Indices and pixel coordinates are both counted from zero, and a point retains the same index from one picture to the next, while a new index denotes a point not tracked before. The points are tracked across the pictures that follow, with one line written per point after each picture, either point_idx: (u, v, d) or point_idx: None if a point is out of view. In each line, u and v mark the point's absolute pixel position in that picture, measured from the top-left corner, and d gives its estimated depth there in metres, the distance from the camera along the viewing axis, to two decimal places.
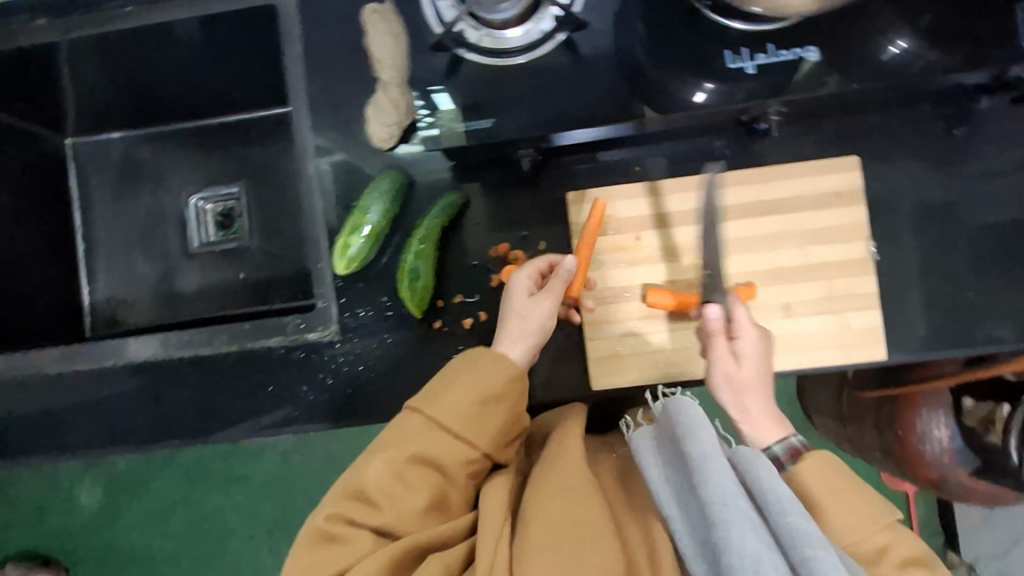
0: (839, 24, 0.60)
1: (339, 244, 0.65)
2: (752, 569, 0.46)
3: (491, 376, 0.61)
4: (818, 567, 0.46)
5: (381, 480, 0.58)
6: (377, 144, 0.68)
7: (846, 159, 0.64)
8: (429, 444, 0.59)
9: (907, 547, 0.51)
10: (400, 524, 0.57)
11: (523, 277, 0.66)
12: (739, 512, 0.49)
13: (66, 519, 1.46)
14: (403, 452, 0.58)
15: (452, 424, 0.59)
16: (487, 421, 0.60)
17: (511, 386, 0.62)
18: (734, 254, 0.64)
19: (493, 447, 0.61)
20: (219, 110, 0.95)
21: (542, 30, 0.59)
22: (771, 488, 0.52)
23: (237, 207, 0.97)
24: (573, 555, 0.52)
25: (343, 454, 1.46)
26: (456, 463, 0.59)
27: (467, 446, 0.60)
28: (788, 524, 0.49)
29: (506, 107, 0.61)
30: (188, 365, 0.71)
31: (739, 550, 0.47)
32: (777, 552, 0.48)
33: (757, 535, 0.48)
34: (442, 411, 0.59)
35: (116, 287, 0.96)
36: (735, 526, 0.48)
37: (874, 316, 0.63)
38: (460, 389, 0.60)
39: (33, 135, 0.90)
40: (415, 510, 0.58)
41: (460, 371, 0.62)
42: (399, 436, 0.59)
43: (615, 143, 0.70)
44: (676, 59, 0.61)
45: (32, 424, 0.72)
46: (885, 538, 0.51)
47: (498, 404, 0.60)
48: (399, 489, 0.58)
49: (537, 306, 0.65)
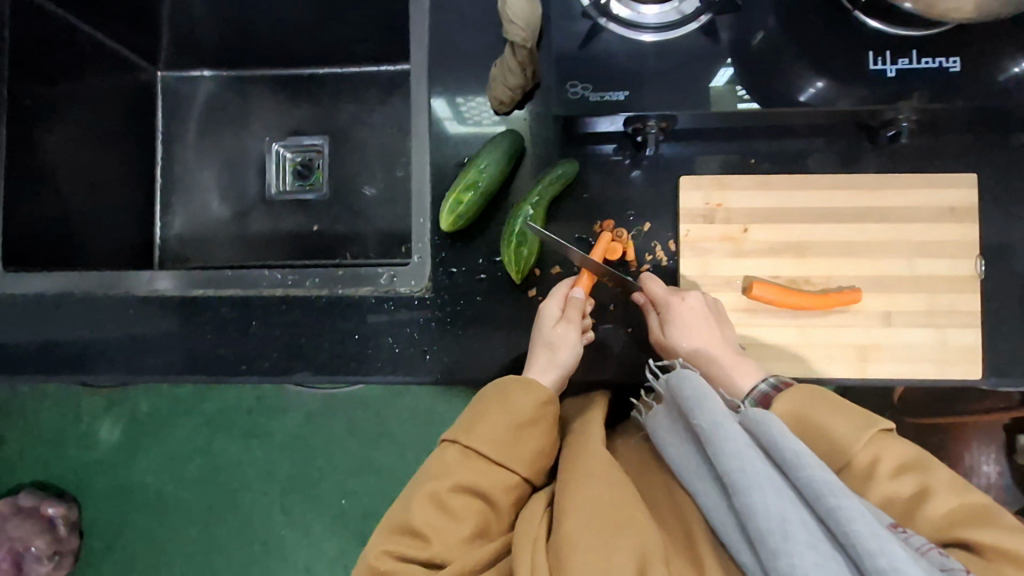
0: (974, 39, 0.61)
1: (451, 198, 0.67)
2: (781, 532, 0.47)
3: (524, 401, 0.63)
4: (846, 517, 0.47)
5: (426, 512, 0.59)
6: (495, 106, 0.73)
7: (963, 176, 0.70)
8: (467, 473, 0.61)
9: (897, 453, 0.55)
10: (449, 555, 0.58)
11: (551, 304, 0.67)
12: (757, 474, 0.50)
13: (81, 454, 1.29)
14: (444, 483, 0.60)
15: (490, 451, 0.62)
16: (524, 445, 0.63)
17: (544, 410, 0.63)
18: (840, 255, 0.70)
19: (530, 471, 0.63)
20: (314, 60, 0.95)
21: (682, 12, 0.63)
22: (785, 443, 0.51)
23: (317, 159, 0.96)
24: (614, 533, 0.53)
25: (370, 427, 1.26)
26: (496, 488, 0.61)
27: (505, 471, 0.62)
28: (807, 477, 0.49)
29: (642, 84, 0.63)
30: (279, 303, 0.74)
31: (764, 513, 0.48)
32: (804, 509, 0.49)
33: (778, 495, 0.49)
34: (476, 438, 0.62)
35: (190, 224, 0.96)
36: (756, 490, 0.49)
37: (973, 335, 0.70)
38: (492, 415, 0.63)
39: (126, 62, 0.90)
40: (460, 539, 0.59)
41: (489, 399, 0.64)
42: (439, 469, 0.61)
43: (727, 135, 0.72)
44: (803, 56, 0.63)
45: (120, 343, 0.74)
46: (875, 450, 0.55)
47: (531, 427, 0.63)
48: (443, 519, 0.59)
49: (562, 332, 0.66)
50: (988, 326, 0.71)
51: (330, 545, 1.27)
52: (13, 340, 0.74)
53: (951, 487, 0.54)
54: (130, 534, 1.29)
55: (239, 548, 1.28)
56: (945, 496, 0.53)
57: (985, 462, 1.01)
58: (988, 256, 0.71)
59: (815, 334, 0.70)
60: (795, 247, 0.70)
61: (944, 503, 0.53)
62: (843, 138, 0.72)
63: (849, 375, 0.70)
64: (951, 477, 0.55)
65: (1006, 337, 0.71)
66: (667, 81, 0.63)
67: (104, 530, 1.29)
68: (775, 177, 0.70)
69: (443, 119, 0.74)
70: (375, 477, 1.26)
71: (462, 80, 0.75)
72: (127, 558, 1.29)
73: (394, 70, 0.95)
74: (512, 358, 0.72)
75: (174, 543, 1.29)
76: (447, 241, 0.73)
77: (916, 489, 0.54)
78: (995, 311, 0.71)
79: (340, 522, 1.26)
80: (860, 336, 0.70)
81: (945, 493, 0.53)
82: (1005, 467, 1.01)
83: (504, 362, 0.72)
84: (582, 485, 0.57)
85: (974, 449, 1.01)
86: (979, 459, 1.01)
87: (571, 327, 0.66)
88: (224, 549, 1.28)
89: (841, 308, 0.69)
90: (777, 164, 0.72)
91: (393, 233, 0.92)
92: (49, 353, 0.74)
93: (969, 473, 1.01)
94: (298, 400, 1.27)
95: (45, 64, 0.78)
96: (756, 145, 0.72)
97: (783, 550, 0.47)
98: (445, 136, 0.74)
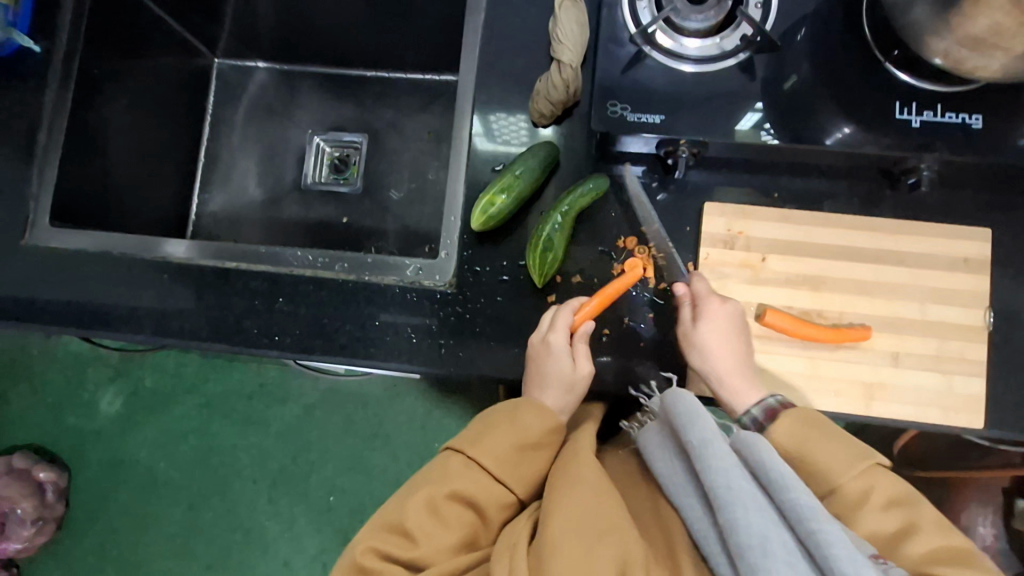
0: (1000, 100, 0.64)
1: (485, 199, 0.70)
2: (761, 550, 0.48)
3: (529, 425, 0.65)
4: (826, 541, 0.48)
5: (419, 515, 0.60)
6: (535, 119, 0.76)
7: (978, 230, 0.73)
8: (466, 483, 0.62)
9: (890, 488, 0.57)
10: (434, 559, 0.59)
11: (558, 339, 0.67)
12: (743, 492, 0.51)
13: (81, 423, 1.30)
14: (440, 490, 0.61)
15: (491, 465, 0.63)
16: (524, 467, 0.64)
17: (549, 437, 0.65)
18: (852, 295, 0.72)
19: (526, 495, 0.64)
20: (363, 63, 0.99)
21: (724, 47, 0.67)
22: (773, 467, 0.53)
23: (354, 155, 0.99)
24: (597, 548, 0.53)
25: (368, 424, 1.27)
26: (491, 505, 0.62)
27: (503, 490, 0.63)
28: (793, 500, 0.51)
29: (676, 111, 0.67)
30: (306, 283, 0.76)
31: (747, 530, 0.50)
32: (785, 529, 0.50)
33: (762, 515, 0.50)
34: (481, 452, 0.63)
35: (226, 204, 0.98)
36: (740, 507, 0.51)
37: (980, 385, 0.71)
38: (501, 432, 0.64)
39: (187, 45, 0.95)
40: (447, 546, 0.60)
41: (498, 417, 0.66)
42: (439, 475, 0.63)
43: (756, 170, 0.75)
44: (834, 100, 0.66)
45: (148, 306, 0.77)
46: (868, 482, 0.57)
47: (537, 452, 0.64)
48: (434, 524, 0.60)
49: (576, 369, 0.68)
50: (997, 379, 0.72)
51: (313, 542, 1.26)
52: (46, 294, 0.77)
53: (938, 527, 0.56)
54: (118, 507, 1.29)
55: (221, 535, 1.28)
56: (931, 535, 0.55)
57: (980, 522, 1.01)
58: (998, 312, 0.73)
59: (824, 367, 0.72)
60: (809, 281, 0.73)
61: (929, 542, 0.55)
62: (865, 182, 0.74)
63: (854, 411, 0.71)
64: (937, 517, 0.57)
65: (1014, 392, 0.72)
66: (702, 110, 0.67)
67: (91, 500, 1.29)
68: (794, 211, 0.73)
69: (477, 134, 0.77)
70: (367, 477, 1.26)
71: (505, 93, 0.79)
72: (112, 531, 1.29)
73: (438, 80, 0.99)
74: (526, 361, 0.73)
75: (160, 520, 1.29)
76: (475, 241, 0.76)
77: (903, 524, 0.56)
78: (1002, 365, 0.72)
79: (326, 518, 1.26)
80: (868, 374, 0.72)
81: (931, 532, 0.55)
82: (1001, 531, 1.01)
83: (518, 364, 0.73)
84: (571, 489, 0.58)
85: (969, 508, 1.02)
86: (975, 519, 1.02)
87: (587, 359, 0.69)
88: (208, 534, 1.28)
89: (848, 345, 0.71)
90: (799, 203, 0.74)
91: (421, 233, 0.94)
92: (79, 309, 0.76)
93: (963, 532, 1.02)
94: (300, 389, 1.29)
95: (117, 37, 0.83)
96: (782, 180, 0.75)
97: (762, 566, 0.48)
98: (482, 142, 0.77)
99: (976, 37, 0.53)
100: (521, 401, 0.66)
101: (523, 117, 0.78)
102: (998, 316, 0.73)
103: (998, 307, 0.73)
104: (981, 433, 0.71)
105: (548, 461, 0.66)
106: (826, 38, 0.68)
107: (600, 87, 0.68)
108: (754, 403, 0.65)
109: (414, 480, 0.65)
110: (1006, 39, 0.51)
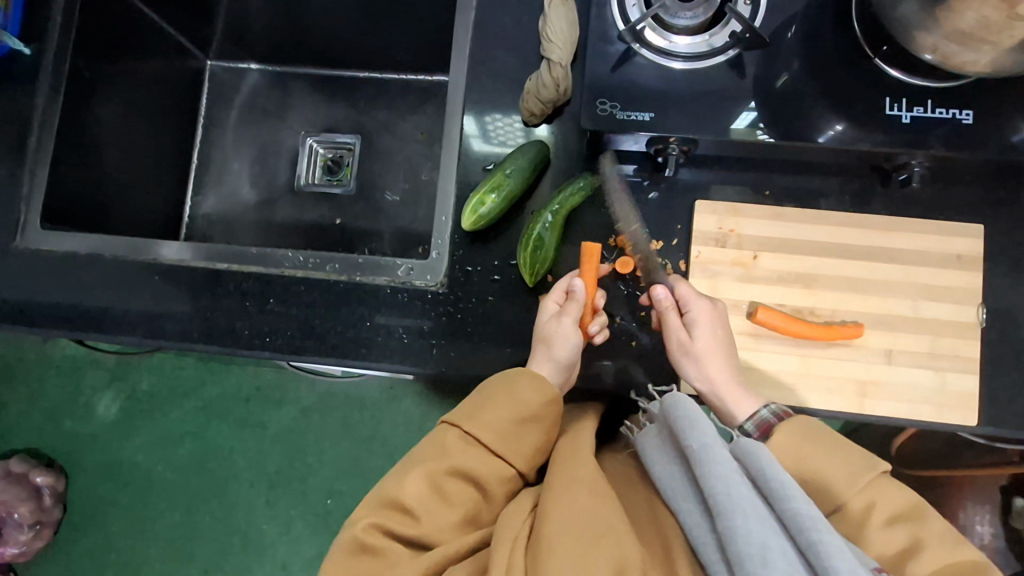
0: (991, 95, 0.64)
1: (475, 198, 0.70)
2: (760, 558, 0.48)
3: (527, 399, 0.64)
4: (826, 551, 0.48)
5: (419, 491, 0.60)
6: (526, 118, 0.76)
7: (970, 227, 0.72)
8: (466, 460, 0.62)
9: (894, 502, 0.56)
10: (437, 538, 0.60)
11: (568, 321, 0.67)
12: (743, 500, 0.51)
13: (78, 426, 1.30)
14: (441, 466, 0.61)
15: (490, 441, 0.63)
16: (522, 440, 0.64)
17: (547, 409, 0.64)
18: (845, 292, 0.72)
19: (527, 468, 0.64)
20: (355, 64, 0.99)
21: (715, 44, 0.67)
22: (774, 475, 0.53)
23: (348, 156, 0.99)
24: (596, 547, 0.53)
25: (364, 426, 1.27)
26: (493, 479, 0.62)
27: (503, 465, 0.63)
28: (792, 508, 0.51)
29: (666, 108, 0.67)
30: (298, 282, 0.76)
31: (746, 538, 0.49)
32: (784, 538, 0.50)
33: (761, 523, 0.50)
34: (478, 426, 0.63)
35: (219, 206, 0.98)
36: (740, 514, 0.50)
37: (974, 383, 0.71)
38: (499, 406, 0.64)
39: (179, 47, 0.95)
40: (449, 524, 0.60)
41: (496, 389, 0.65)
42: (437, 451, 0.62)
43: (747, 167, 0.74)
44: (824, 97, 0.66)
45: (139, 307, 0.76)
46: (870, 495, 0.56)
47: (535, 425, 0.64)
48: (436, 502, 0.61)
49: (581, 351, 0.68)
50: (992, 377, 0.72)
51: (310, 544, 1.26)
52: (38, 297, 0.76)
53: (944, 540, 0.55)
54: (115, 510, 1.29)
55: (218, 537, 1.27)
56: (938, 550, 0.54)
57: (977, 521, 1.01)
58: (992, 310, 0.72)
59: (816, 365, 0.71)
60: (802, 279, 0.72)
61: (936, 557, 0.54)
62: (858, 178, 0.74)
63: (848, 409, 0.71)
64: (945, 530, 0.55)
65: (1009, 389, 0.71)
66: (691, 107, 0.67)
67: (88, 504, 1.29)
68: (786, 209, 0.73)
69: (469, 135, 0.77)
70: (363, 478, 1.26)
71: (495, 93, 0.78)
72: (109, 534, 1.29)
73: (430, 80, 0.99)
74: (518, 360, 0.73)
75: (157, 523, 1.29)
76: (466, 240, 0.75)
77: (908, 542, 0.55)
78: (996, 362, 0.72)
79: (323, 521, 1.26)
80: (861, 371, 0.71)
81: (937, 547, 0.54)
82: (999, 530, 1.00)
83: (511, 365, 0.73)
84: (570, 490, 0.57)
85: (966, 507, 1.02)
86: (972, 518, 1.02)
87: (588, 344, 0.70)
88: (205, 537, 1.27)
89: (841, 342, 0.71)
90: (791, 200, 0.74)
91: (413, 233, 0.94)
92: (71, 311, 0.76)
93: (961, 530, 1.02)
94: (295, 391, 1.28)
95: (108, 39, 0.83)
96: (773, 178, 0.74)
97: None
98: (473, 141, 0.77)
99: (964, 32, 0.53)
100: (519, 371, 0.65)
101: (513, 117, 0.78)
102: (991, 313, 0.72)
103: (992, 305, 0.73)
104: (975, 431, 0.71)
105: (548, 434, 0.65)
106: (815, 36, 0.68)
107: (590, 85, 0.67)
108: (747, 416, 0.65)
109: (412, 453, 0.64)
110: (994, 33, 0.51)
